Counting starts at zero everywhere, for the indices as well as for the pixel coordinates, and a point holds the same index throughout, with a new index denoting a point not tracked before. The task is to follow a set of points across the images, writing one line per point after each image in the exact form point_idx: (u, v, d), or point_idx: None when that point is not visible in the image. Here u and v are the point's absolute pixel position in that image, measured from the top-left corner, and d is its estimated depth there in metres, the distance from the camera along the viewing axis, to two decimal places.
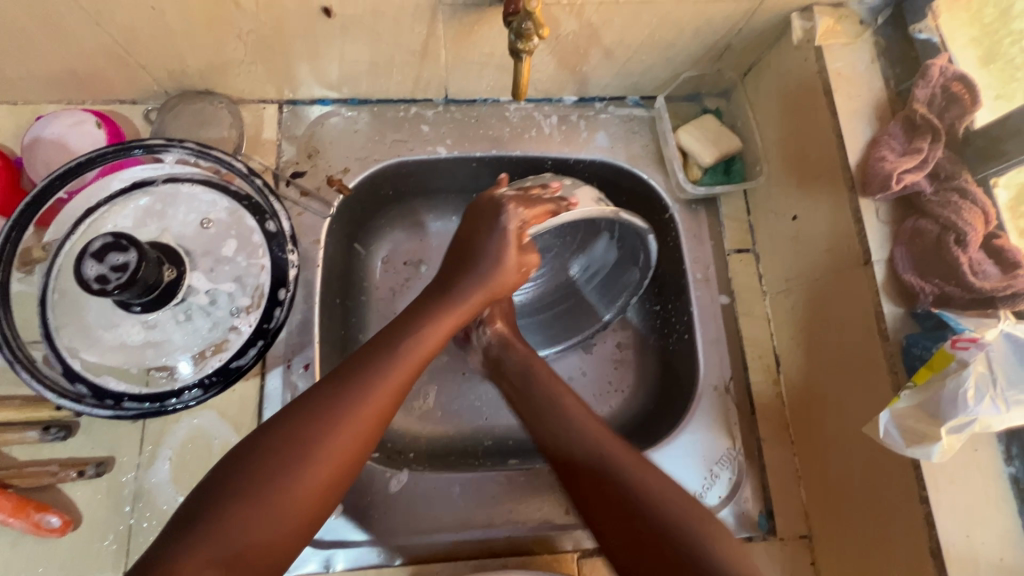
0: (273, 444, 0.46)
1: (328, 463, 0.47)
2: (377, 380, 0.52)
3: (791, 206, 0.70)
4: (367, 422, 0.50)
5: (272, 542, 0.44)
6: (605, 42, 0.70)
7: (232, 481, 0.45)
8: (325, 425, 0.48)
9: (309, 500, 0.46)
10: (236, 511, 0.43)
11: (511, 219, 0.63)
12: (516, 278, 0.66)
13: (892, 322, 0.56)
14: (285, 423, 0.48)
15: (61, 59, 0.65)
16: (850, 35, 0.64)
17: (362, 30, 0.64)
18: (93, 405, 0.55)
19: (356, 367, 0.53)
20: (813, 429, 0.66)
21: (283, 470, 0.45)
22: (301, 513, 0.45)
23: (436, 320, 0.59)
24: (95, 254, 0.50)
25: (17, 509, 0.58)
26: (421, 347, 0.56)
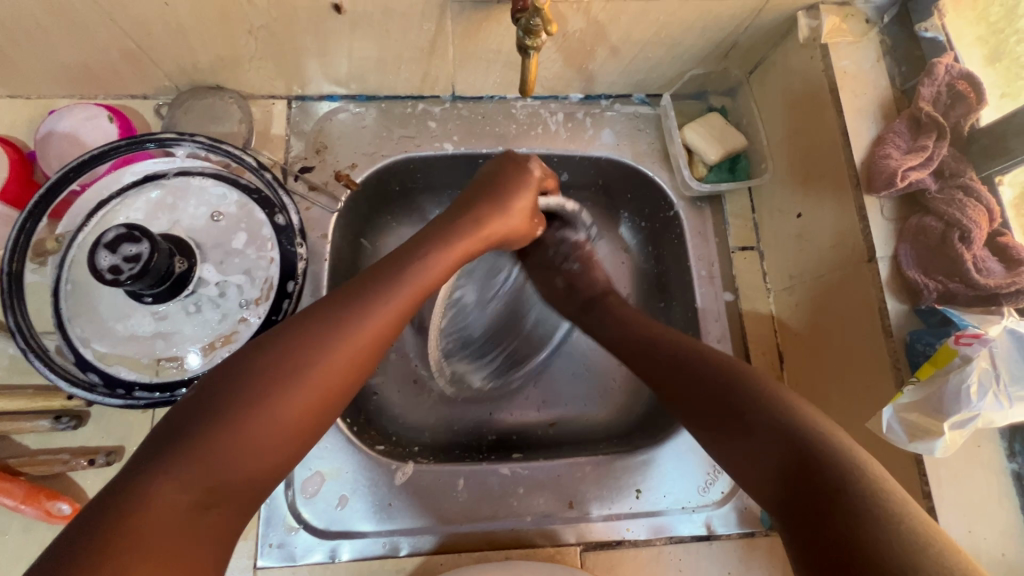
0: (259, 368, 0.44)
1: (314, 388, 0.46)
2: (369, 310, 0.50)
3: (796, 203, 0.71)
4: (356, 353, 0.48)
5: (251, 463, 0.42)
6: (612, 40, 0.70)
7: (216, 397, 0.42)
8: (314, 354, 0.46)
9: (295, 424, 0.45)
10: (222, 426, 0.41)
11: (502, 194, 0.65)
12: (521, 224, 0.67)
13: (895, 319, 0.56)
14: (275, 344, 0.46)
15: (74, 54, 0.66)
16: (855, 34, 0.65)
17: (371, 27, 0.65)
18: (105, 394, 0.56)
19: (347, 295, 0.50)
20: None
21: (267, 394, 0.44)
22: (283, 435, 0.44)
23: (443, 250, 0.58)
24: (109, 245, 0.51)
25: (29, 497, 0.59)
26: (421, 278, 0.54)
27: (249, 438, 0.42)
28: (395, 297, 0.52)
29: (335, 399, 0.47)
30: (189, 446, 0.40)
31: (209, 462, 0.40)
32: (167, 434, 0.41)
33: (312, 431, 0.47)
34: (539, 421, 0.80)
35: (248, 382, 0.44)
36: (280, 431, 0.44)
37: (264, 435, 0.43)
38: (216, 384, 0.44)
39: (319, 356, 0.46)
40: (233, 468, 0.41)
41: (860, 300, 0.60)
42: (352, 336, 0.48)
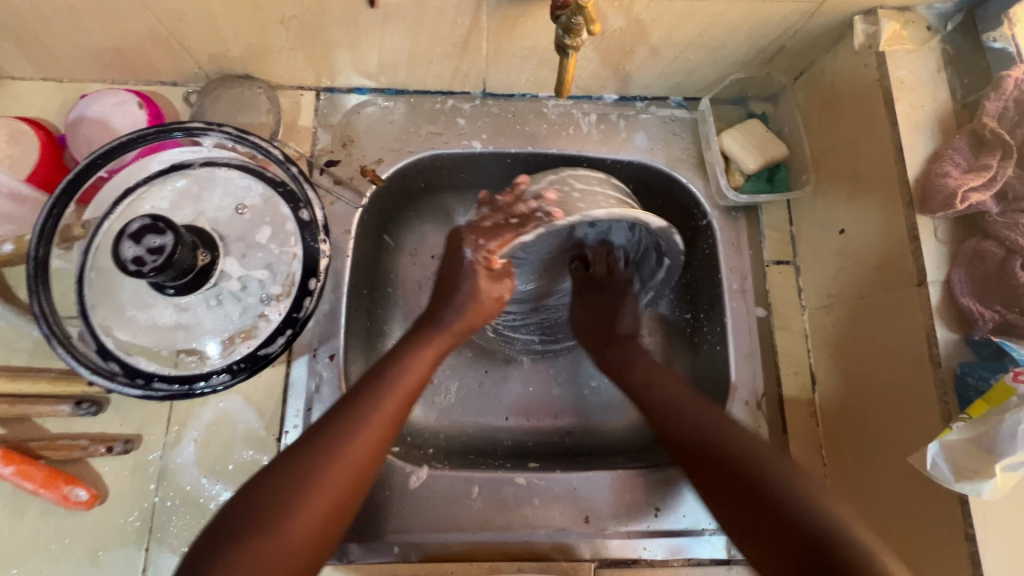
0: (299, 462, 0.48)
1: (344, 471, 0.49)
2: (367, 415, 0.52)
3: (840, 218, 0.67)
4: (378, 432, 0.52)
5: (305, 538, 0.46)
6: (653, 40, 0.67)
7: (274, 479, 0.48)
8: (321, 462, 0.49)
9: (309, 539, 0.46)
10: (281, 510, 0.46)
11: (473, 250, 0.59)
12: (494, 305, 0.62)
13: (944, 348, 0.53)
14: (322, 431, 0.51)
15: (107, 38, 0.66)
16: (915, 41, 0.61)
17: (405, 19, 0.63)
18: (124, 384, 0.56)
19: (371, 378, 0.56)
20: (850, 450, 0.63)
21: (284, 508, 0.46)
22: (299, 549, 0.45)
23: (423, 347, 0.60)
24: (133, 235, 0.50)
25: (48, 481, 0.59)
26: (409, 377, 0.57)
27: (267, 555, 0.44)
28: (391, 398, 0.54)
29: (344, 507, 0.49)
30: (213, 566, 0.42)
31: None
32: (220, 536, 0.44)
33: (329, 541, 0.48)
34: (556, 429, 0.78)
35: (262, 498, 0.46)
36: (297, 545, 0.45)
37: (285, 546, 0.45)
38: (237, 503, 0.46)
39: (327, 465, 0.49)
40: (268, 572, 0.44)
41: (906, 327, 0.57)
42: (368, 417, 0.52)
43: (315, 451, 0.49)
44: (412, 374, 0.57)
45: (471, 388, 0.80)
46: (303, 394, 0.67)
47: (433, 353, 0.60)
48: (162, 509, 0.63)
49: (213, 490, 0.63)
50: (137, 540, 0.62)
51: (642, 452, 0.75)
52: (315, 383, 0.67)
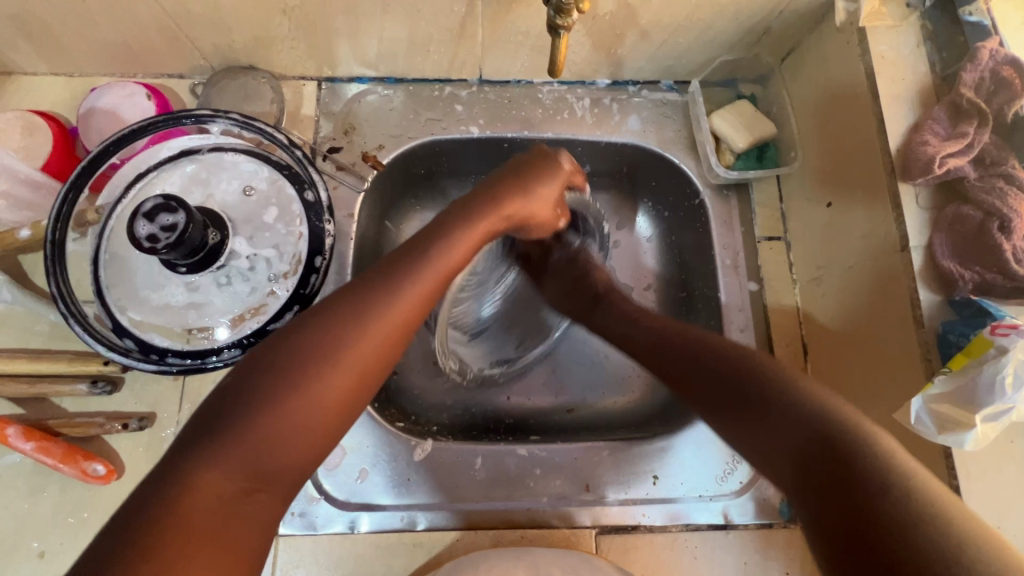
0: (316, 335, 0.44)
1: (353, 360, 0.44)
2: (397, 292, 0.47)
3: (827, 191, 0.69)
4: (402, 317, 0.47)
5: (307, 430, 0.42)
6: (642, 24, 0.69)
7: (283, 356, 0.43)
8: (352, 330, 0.45)
9: (332, 409, 0.43)
10: (278, 406, 0.41)
11: (567, 159, 0.65)
12: (552, 214, 0.64)
13: (927, 309, 0.55)
14: (337, 308, 0.45)
15: (117, 32, 0.68)
16: (895, 18, 0.63)
17: (403, 7, 0.66)
18: (139, 359, 0.58)
19: (398, 257, 0.50)
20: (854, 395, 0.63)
21: (306, 373, 0.43)
22: (322, 419, 0.43)
23: (474, 226, 0.55)
24: (147, 214, 0.53)
25: (66, 456, 0.61)
26: (448, 257, 0.52)
27: (287, 421, 0.41)
28: (429, 273, 0.50)
29: (373, 379, 0.46)
30: (227, 435, 0.39)
31: (244, 455, 0.39)
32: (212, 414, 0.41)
33: (355, 412, 0.45)
34: (558, 407, 0.81)
35: (282, 363, 0.43)
36: (318, 416, 0.43)
37: (303, 415, 0.42)
38: (246, 371, 0.42)
39: (355, 332, 0.45)
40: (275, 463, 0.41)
41: (891, 292, 0.59)
42: (394, 295, 0.47)
43: (340, 318, 0.45)
44: (457, 250, 0.53)
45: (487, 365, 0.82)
46: None
47: (480, 233, 0.55)
48: None
49: None
50: None
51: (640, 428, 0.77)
52: None
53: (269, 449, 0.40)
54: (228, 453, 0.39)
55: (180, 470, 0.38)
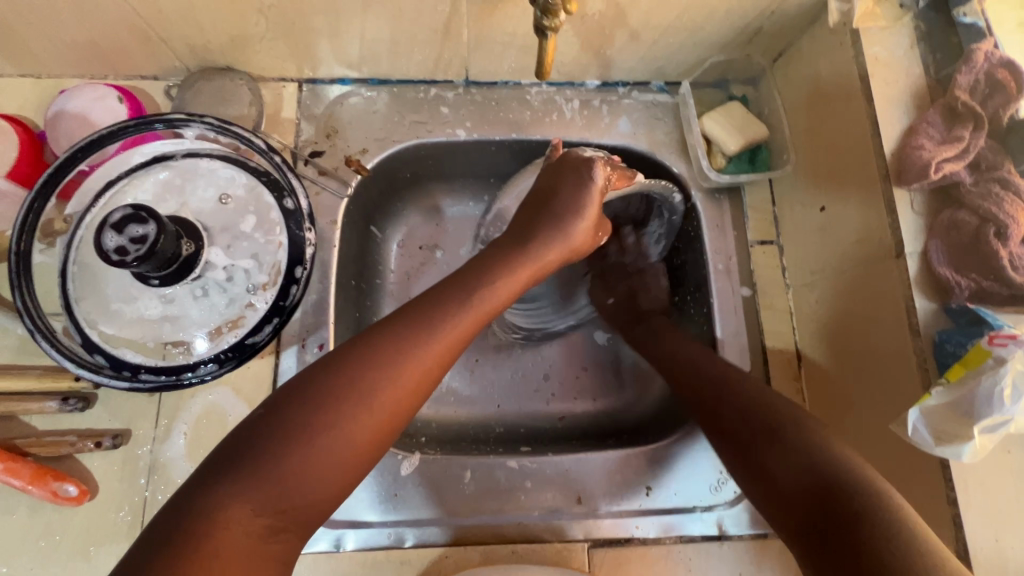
0: (351, 373, 0.47)
1: (390, 397, 0.47)
2: (433, 336, 0.50)
3: (820, 195, 0.68)
4: (435, 360, 0.50)
5: (338, 467, 0.45)
6: (632, 24, 0.68)
7: (323, 386, 0.46)
8: (381, 377, 0.47)
9: (364, 447, 0.46)
10: (317, 440, 0.44)
11: (600, 173, 0.61)
12: (591, 238, 0.63)
13: (922, 317, 0.54)
14: (373, 346, 0.49)
15: (84, 32, 0.65)
16: (889, 18, 0.62)
17: (384, 6, 0.63)
18: (110, 376, 0.55)
19: (433, 298, 0.53)
20: (827, 413, 0.66)
21: (337, 416, 0.45)
22: (349, 461, 0.46)
23: (510, 271, 0.56)
24: (115, 225, 0.50)
25: (35, 477, 0.58)
26: (488, 299, 0.54)
27: (321, 460, 0.44)
28: (462, 317, 0.52)
29: (405, 417, 0.49)
30: (258, 471, 0.42)
31: (277, 490, 0.43)
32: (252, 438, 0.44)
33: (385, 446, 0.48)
34: (549, 415, 0.79)
35: (316, 400, 0.45)
36: (352, 449, 0.46)
37: (337, 454, 0.45)
38: (284, 399, 0.46)
39: (382, 377, 0.47)
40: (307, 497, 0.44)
41: (886, 298, 0.58)
42: (430, 338, 0.50)
43: (369, 363, 0.47)
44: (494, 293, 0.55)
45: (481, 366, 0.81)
46: None
47: (514, 278, 0.56)
48: (152, 503, 0.62)
49: None
50: (128, 535, 0.61)
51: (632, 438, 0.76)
52: None
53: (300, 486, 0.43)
54: (264, 489, 0.42)
55: (211, 501, 0.41)
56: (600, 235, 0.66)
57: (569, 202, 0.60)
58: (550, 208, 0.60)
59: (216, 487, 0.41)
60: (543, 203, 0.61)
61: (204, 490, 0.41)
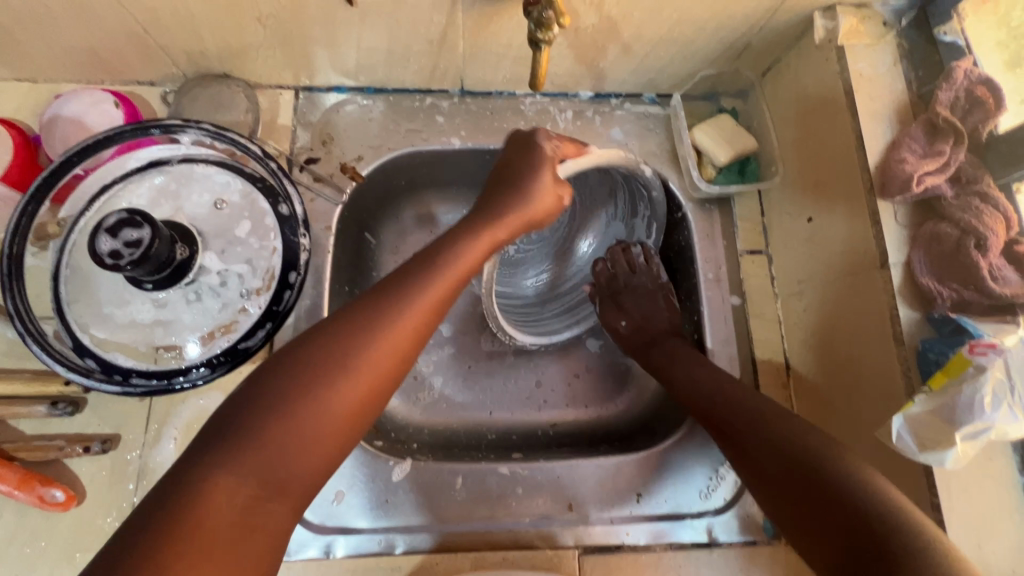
0: (330, 343, 0.48)
1: (368, 361, 0.49)
2: (407, 304, 0.52)
3: (808, 206, 0.70)
4: (412, 327, 0.51)
5: (322, 434, 0.46)
6: (625, 37, 0.69)
7: (303, 359, 0.47)
8: (358, 350, 0.49)
9: (347, 412, 0.47)
10: (297, 406, 0.45)
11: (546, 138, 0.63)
12: (554, 205, 0.63)
13: (907, 326, 0.55)
14: (350, 317, 0.50)
15: (82, 38, 0.66)
16: (873, 36, 0.64)
17: (381, 17, 0.64)
18: (101, 380, 0.55)
19: (406, 270, 0.55)
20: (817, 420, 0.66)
21: (316, 386, 0.46)
22: (333, 431, 0.46)
23: (473, 243, 0.58)
24: (110, 229, 0.51)
25: (22, 482, 0.58)
26: (457, 269, 0.56)
27: (304, 425, 0.45)
28: (433, 284, 0.54)
29: (385, 382, 0.50)
30: (244, 444, 0.43)
31: (263, 459, 0.43)
32: (236, 411, 0.45)
33: (369, 411, 0.49)
34: (540, 421, 0.79)
35: (296, 372, 0.46)
36: (335, 414, 0.46)
37: (320, 420, 0.46)
38: (266, 373, 0.47)
39: (362, 348, 0.48)
40: (292, 466, 0.44)
41: (871, 308, 0.59)
42: (405, 306, 0.51)
43: (347, 330, 0.49)
44: (462, 262, 0.57)
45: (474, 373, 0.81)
46: None
47: (475, 252, 0.58)
48: None
49: None
50: None
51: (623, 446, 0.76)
52: None
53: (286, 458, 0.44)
54: (249, 459, 0.42)
55: (199, 474, 0.41)
56: (561, 198, 0.63)
57: (523, 172, 0.61)
58: (507, 183, 0.62)
59: (203, 460, 0.42)
60: (505, 176, 0.62)
61: (191, 464, 0.42)
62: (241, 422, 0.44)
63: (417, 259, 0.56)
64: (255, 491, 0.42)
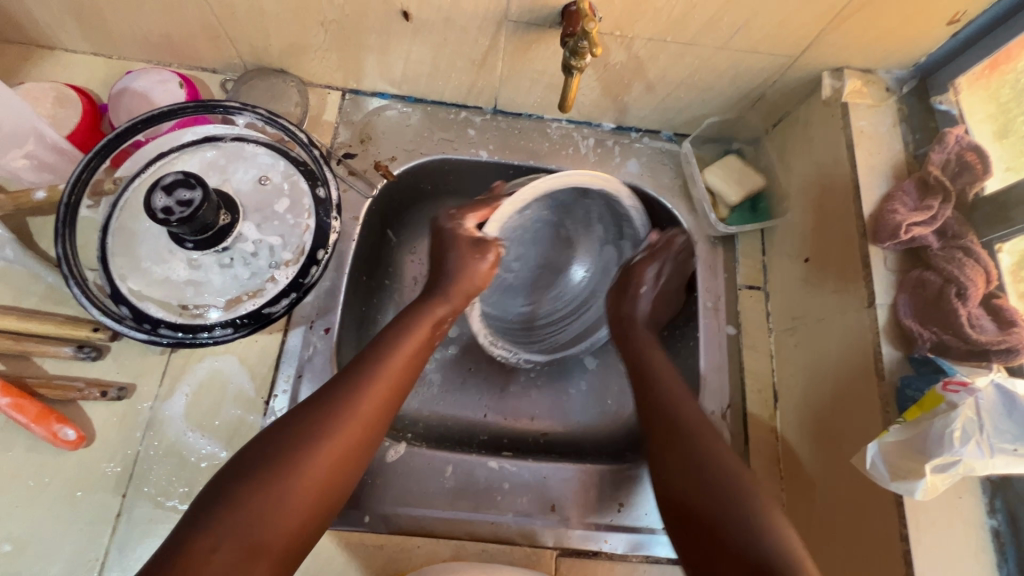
0: (304, 420, 0.54)
1: (339, 437, 0.54)
2: (371, 380, 0.58)
3: (805, 247, 0.74)
4: (375, 402, 0.58)
5: (293, 507, 0.50)
6: (649, 76, 0.76)
7: (282, 435, 0.53)
8: (327, 425, 0.54)
9: (317, 484, 0.52)
10: (271, 479, 0.50)
11: (451, 219, 0.72)
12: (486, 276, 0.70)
13: (888, 363, 0.59)
14: (324, 396, 0.57)
15: (161, 23, 0.73)
16: (875, 99, 0.70)
17: (431, 34, 0.71)
18: (132, 327, 0.59)
19: (370, 349, 0.62)
20: (799, 452, 0.69)
21: (292, 459, 0.51)
22: (303, 507, 0.51)
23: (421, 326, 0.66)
24: (166, 188, 0.56)
25: (40, 417, 0.62)
26: (407, 350, 0.63)
27: (277, 500, 0.49)
28: (392, 364, 0.61)
29: (354, 454, 0.55)
30: (227, 508, 0.48)
31: (239, 528, 0.47)
32: (221, 486, 0.50)
33: (339, 483, 0.54)
34: (531, 430, 0.81)
35: (273, 450, 0.52)
36: (306, 487, 0.51)
37: (293, 492, 0.50)
38: (247, 452, 0.52)
39: (333, 419, 0.54)
40: (264, 534, 0.48)
41: (856, 344, 0.63)
42: (367, 384, 0.58)
43: (322, 407, 0.55)
44: (414, 343, 0.64)
45: (474, 372, 0.85)
46: (295, 361, 0.70)
47: (423, 332, 0.66)
48: (145, 457, 0.65)
49: (198, 445, 0.66)
50: (114, 486, 0.63)
51: (611, 456, 0.78)
52: (307, 352, 0.71)
53: (257, 525, 0.48)
54: (224, 530, 0.47)
55: (186, 540, 0.46)
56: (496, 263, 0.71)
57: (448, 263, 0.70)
58: (440, 273, 0.70)
59: (193, 529, 0.47)
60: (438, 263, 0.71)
61: (184, 533, 0.47)
62: (228, 491, 0.49)
63: (380, 335, 0.65)
64: (235, 558, 0.46)
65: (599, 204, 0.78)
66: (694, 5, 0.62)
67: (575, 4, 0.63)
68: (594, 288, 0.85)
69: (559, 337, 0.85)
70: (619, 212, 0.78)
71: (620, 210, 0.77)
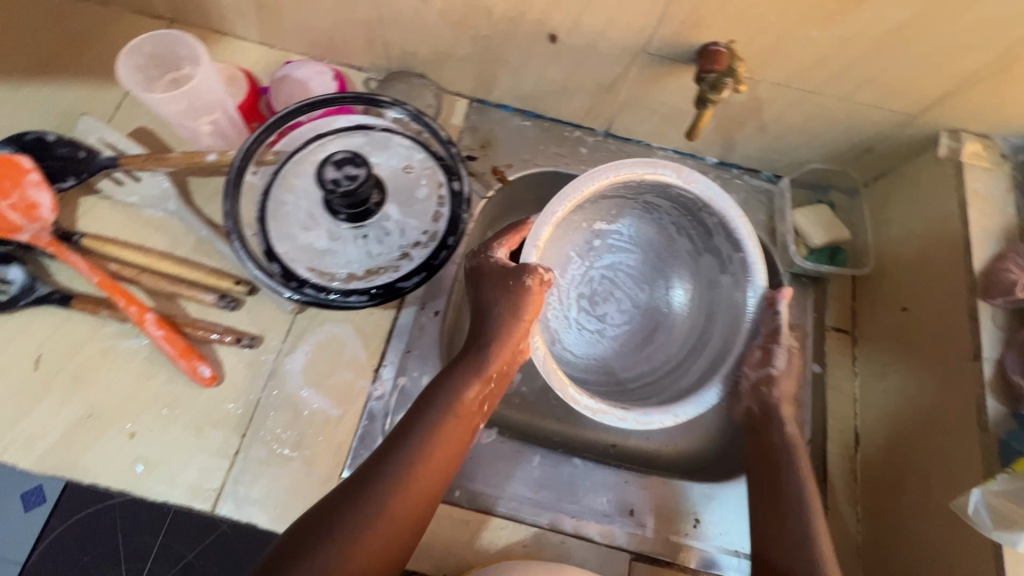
0: (340, 519, 0.53)
1: (378, 533, 0.53)
2: (412, 469, 0.56)
3: (903, 296, 0.76)
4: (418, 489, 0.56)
5: None
6: (765, 118, 0.80)
7: (316, 532, 0.52)
8: (365, 514, 0.53)
9: None
10: None
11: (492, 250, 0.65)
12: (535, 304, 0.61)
13: (992, 416, 0.61)
14: (361, 486, 0.55)
15: (328, 22, 0.82)
16: (990, 163, 0.73)
17: (570, 57, 0.77)
18: (280, 283, 0.66)
19: (412, 426, 0.58)
20: (881, 493, 0.72)
21: (327, 559, 0.51)
22: None
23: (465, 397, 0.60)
24: (337, 163, 0.63)
25: (184, 352, 0.69)
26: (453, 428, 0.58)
27: None
28: (436, 447, 0.57)
29: (396, 544, 0.55)
30: None
31: None
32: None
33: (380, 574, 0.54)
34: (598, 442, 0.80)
35: (309, 544, 0.52)
36: None
37: None
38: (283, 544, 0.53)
39: (371, 519, 0.53)
40: None
41: (957, 395, 0.65)
42: (408, 473, 0.55)
43: (359, 501, 0.54)
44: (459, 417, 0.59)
45: None
46: (406, 338, 0.75)
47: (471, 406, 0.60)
48: (264, 404, 0.70)
49: (312, 401, 0.71)
50: (236, 426, 0.69)
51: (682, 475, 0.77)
52: (416, 333, 0.75)
53: None
54: None
55: None
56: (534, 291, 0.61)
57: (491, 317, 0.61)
58: (483, 315, 0.62)
59: None
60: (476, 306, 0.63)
61: None
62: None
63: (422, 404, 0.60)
64: None
65: (672, 205, 0.75)
66: (828, 56, 0.67)
67: (717, 43, 0.68)
68: (715, 315, 0.75)
69: (682, 382, 0.74)
70: (681, 203, 0.73)
71: (681, 199, 0.72)
